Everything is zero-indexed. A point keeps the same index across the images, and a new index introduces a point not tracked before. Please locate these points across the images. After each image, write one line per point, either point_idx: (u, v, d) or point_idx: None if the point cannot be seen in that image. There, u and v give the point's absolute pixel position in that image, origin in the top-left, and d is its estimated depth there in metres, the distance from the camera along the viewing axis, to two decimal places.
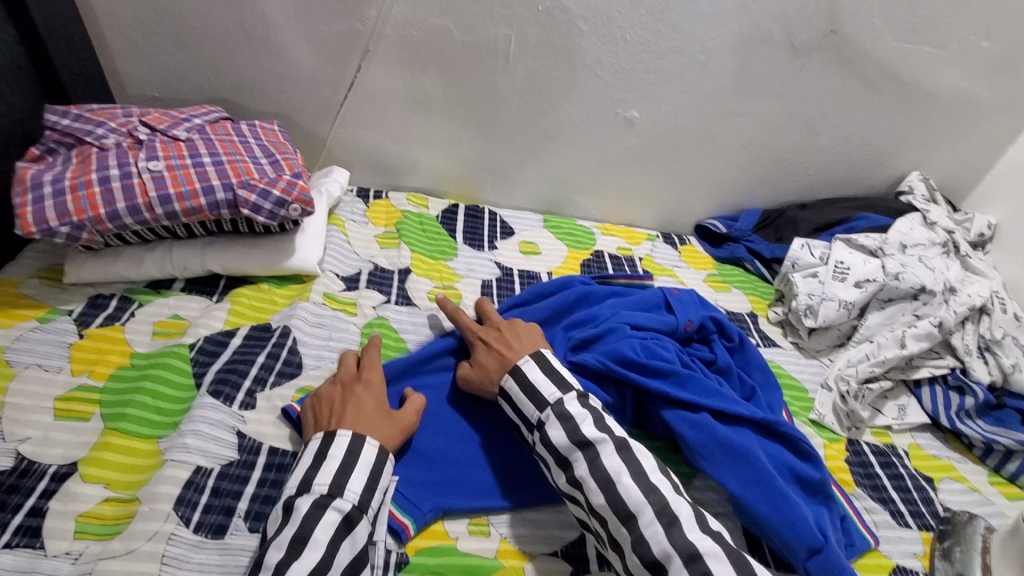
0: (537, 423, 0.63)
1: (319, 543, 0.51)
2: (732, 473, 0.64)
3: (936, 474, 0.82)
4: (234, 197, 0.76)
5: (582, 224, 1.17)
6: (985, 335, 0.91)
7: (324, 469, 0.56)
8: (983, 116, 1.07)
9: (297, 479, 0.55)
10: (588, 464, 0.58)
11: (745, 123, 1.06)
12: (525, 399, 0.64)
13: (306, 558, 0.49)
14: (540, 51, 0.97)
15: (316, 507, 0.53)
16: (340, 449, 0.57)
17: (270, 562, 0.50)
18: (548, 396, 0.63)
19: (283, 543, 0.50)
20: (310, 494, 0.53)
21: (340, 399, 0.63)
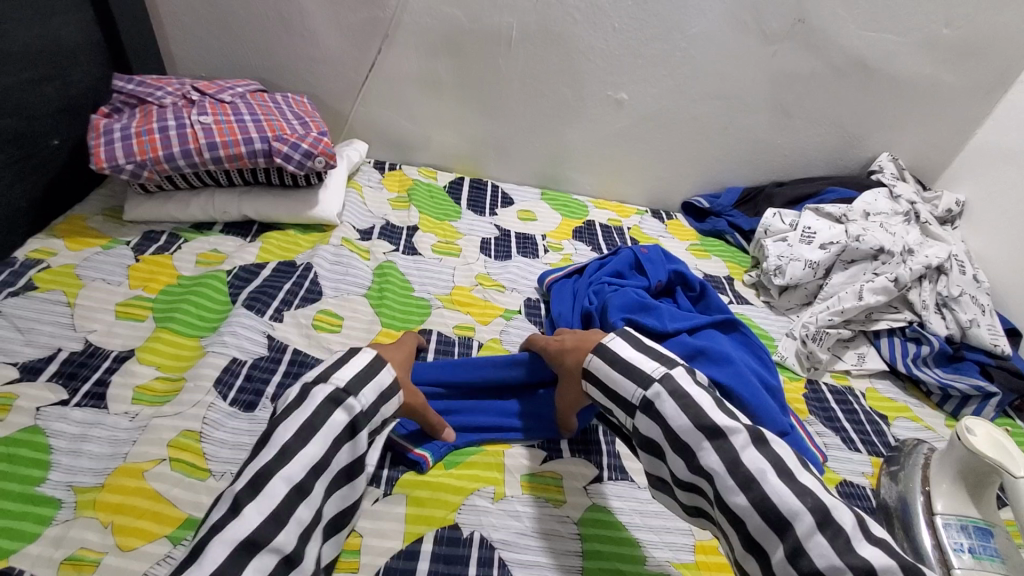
0: (641, 404, 0.59)
1: (323, 437, 0.52)
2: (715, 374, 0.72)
3: (891, 413, 0.89)
4: (269, 148, 0.88)
5: (577, 199, 1.29)
6: (942, 292, 0.98)
7: (346, 367, 0.57)
8: (947, 101, 1.16)
9: (317, 369, 0.56)
10: (719, 454, 0.53)
11: (725, 106, 1.17)
12: (624, 380, 0.60)
13: (311, 450, 0.51)
14: (538, 36, 1.10)
15: (328, 403, 0.53)
16: (364, 358, 0.58)
17: (277, 444, 0.51)
18: (653, 371, 0.59)
19: (292, 428, 0.51)
20: (328, 386, 0.55)
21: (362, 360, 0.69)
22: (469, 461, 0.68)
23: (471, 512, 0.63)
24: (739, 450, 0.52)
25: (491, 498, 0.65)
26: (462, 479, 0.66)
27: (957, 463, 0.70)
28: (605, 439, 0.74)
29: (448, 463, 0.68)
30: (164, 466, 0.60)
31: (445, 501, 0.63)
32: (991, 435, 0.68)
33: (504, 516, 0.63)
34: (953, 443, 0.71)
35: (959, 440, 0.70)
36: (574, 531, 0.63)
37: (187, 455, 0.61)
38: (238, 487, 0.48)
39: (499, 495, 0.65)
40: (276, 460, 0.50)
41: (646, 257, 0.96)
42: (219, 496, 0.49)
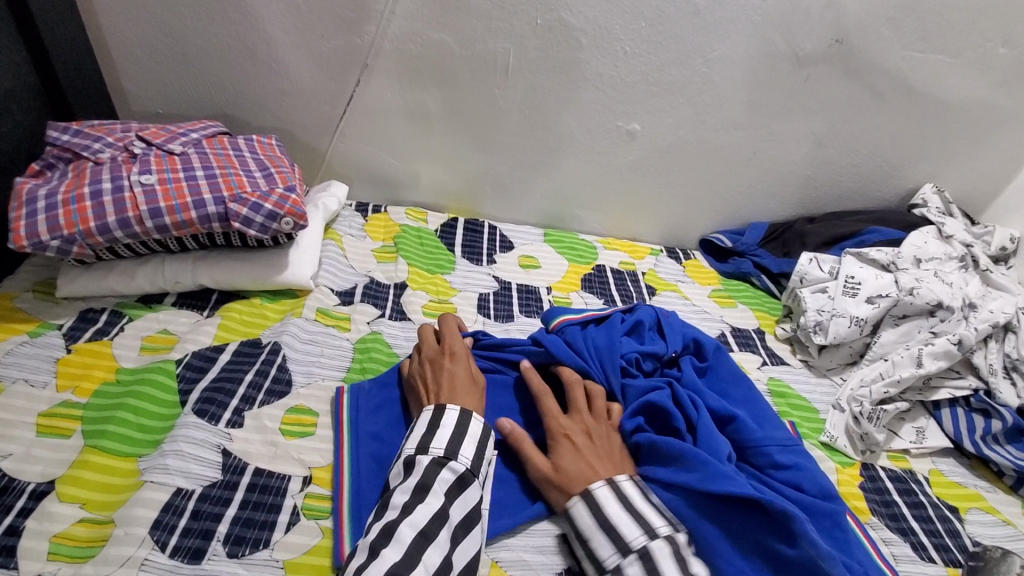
0: (640, 550, 0.55)
1: (437, 493, 0.56)
2: (733, 524, 0.59)
3: (961, 503, 0.76)
4: (225, 211, 0.75)
5: (583, 238, 1.16)
6: (1011, 355, 0.85)
7: (439, 435, 0.60)
8: (1000, 125, 1.03)
9: (415, 441, 0.60)
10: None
11: (750, 135, 1.04)
12: (627, 521, 0.57)
13: (429, 503, 0.55)
14: (540, 64, 0.96)
15: (434, 464, 0.57)
16: (476, 431, 0.62)
17: (397, 503, 0.55)
18: (632, 540, 0.55)
19: (407, 489, 0.55)
20: (430, 454, 0.58)
21: (431, 373, 0.69)
22: None
23: None
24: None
25: None
26: None
27: None
28: None
29: None
30: None
31: None
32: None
33: None
34: None
35: None
36: None
37: None
38: (372, 536, 0.52)
39: None
40: (400, 514, 0.54)
41: (668, 321, 0.83)
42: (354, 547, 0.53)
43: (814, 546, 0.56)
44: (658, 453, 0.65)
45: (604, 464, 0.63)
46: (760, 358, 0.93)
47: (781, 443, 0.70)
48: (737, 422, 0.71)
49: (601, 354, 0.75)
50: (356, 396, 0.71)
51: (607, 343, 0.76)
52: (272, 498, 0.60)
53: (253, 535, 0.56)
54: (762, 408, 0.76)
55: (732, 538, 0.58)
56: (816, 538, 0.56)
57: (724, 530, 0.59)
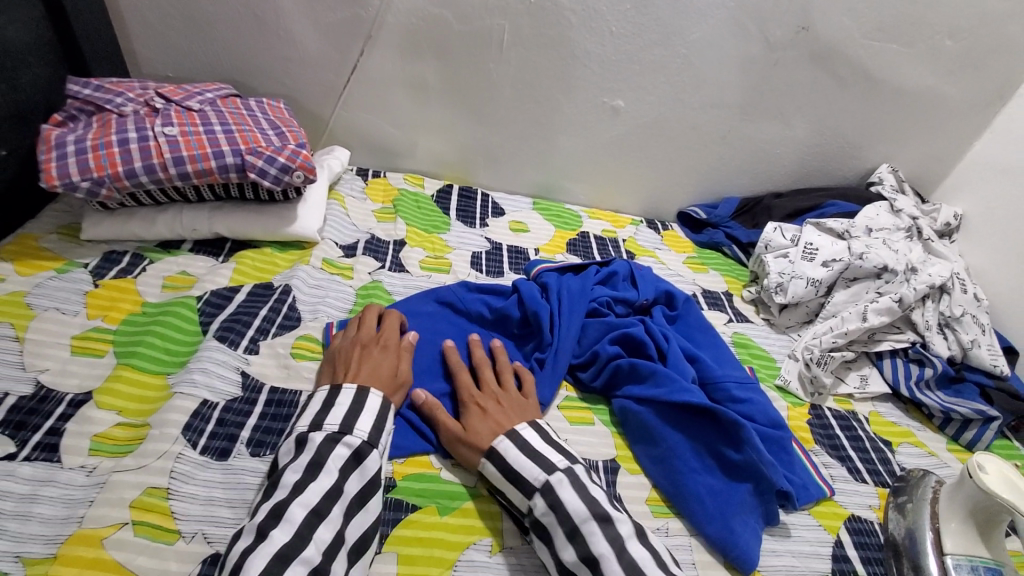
0: (544, 485, 0.59)
1: (330, 470, 0.56)
2: (693, 432, 0.71)
3: (895, 438, 0.87)
4: (242, 162, 0.82)
5: (569, 208, 1.24)
6: (945, 313, 0.97)
7: (335, 412, 0.60)
8: (949, 112, 1.13)
9: (308, 418, 0.60)
10: (608, 542, 0.54)
11: (724, 114, 1.13)
12: (553, 450, 0.62)
13: (321, 480, 0.55)
14: (532, 41, 1.04)
15: (328, 441, 0.57)
16: (374, 406, 0.62)
17: (287, 483, 0.54)
18: (534, 480, 0.59)
19: (299, 467, 0.55)
20: (323, 432, 0.58)
21: (355, 353, 0.69)
22: (463, 509, 0.64)
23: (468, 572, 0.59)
24: (624, 541, 0.54)
25: (488, 552, 0.61)
26: (456, 530, 0.62)
27: (965, 500, 0.69)
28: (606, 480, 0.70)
29: (442, 509, 0.63)
30: (125, 532, 0.54)
31: (439, 558, 0.59)
32: (1004, 475, 0.67)
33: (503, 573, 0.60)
34: (963, 479, 0.69)
35: (970, 477, 0.68)
36: None
37: (152, 518, 0.55)
38: (259, 518, 0.52)
39: (496, 547, 0.61)
40: (290, 494, 0.53)
41: (641, 273, 0.93)
42: (241, 530, 0.52)
43: (756, 451, 0.68)
44: (636, 374, 0.76)
45: (506, 416, 0.67)
46: (726, 316, 1.03)
47: (738, 380, 0.80)
48: (700, 359, 0.81)
49: (575, 301, 0.84)
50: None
51: (580, 290, 0.86)
52: (287, 411, 0.68)
53: (272, 439, 0.64)
54: (722, 351, 0.86)
55: (691, 442, 0.70)
56: (759, 446, 0.68)
57: (685, 436, 0.71)
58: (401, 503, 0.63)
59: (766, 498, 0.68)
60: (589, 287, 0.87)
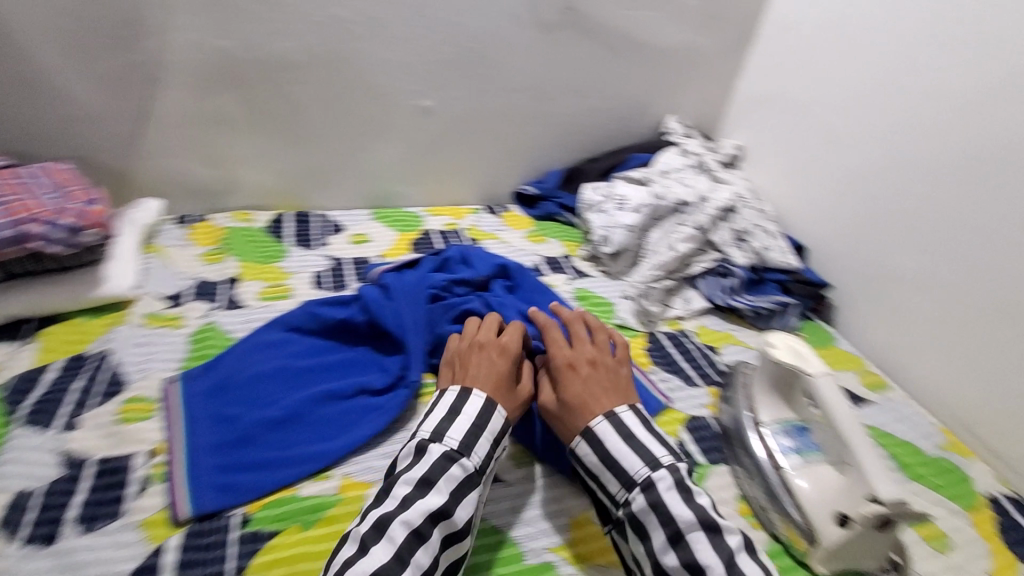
0: (643, 482, 0.61)
1: (441, 489, 0.59)
2: (539, 380, 0.78)
3: (719, 343, 1.01)
4: (21, 232, 0.77)
5: (409, 211, 1.29)
6: (737, 228, 1.12)
7: (456, 424, 0.64)
8: (710, 61, 1.32)
9: (431, 426, 0.64)
10: (716, 552, 0.57)
11: (526, 97, 1.22)
12: (630, 455, 0.63)
13: (429, 498, 0.58)
14: (326, 58, 1.06)
15: (444, 458, 0.61)
16: (494, 428, 0.65)
17: (398, 495, 0.58)
18: (636, 474, 0.62)
19: (410, 481, 0.59)
20: (441, 445, 0.62)
21: (472, 356, 0.74)
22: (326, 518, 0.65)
23: None
24: (734, 557, 0.57)
25: None
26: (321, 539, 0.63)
27: (769, 376, 0.82)
28: None
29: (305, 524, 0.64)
30: None
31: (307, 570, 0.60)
32: (790, 346, 0.78)
33: None
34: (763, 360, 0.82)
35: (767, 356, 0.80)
36: None
37: None
38: (363, 529, 0.56)
39: None
40: (397, 508, 0.57)
41: (473, 253, 0.98)
42: (343, 538, 0.57)
43: None
44: None
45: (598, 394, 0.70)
46: (567, 275, 1.12)
47: None
48: (539, 317, 0.88)
49: (414, 295, 0.87)
50: (187, 386, 0.75)
51: (417, 282, 0.89)
52: (122, 476, 0.64)
53: (108, 508, 0.61)
54: (558, 306, 0.94)
55: (537, 390, 0.77)
56: None
57: (532, 386, 0.78)
58: (259, 532, 0.63)
59: None
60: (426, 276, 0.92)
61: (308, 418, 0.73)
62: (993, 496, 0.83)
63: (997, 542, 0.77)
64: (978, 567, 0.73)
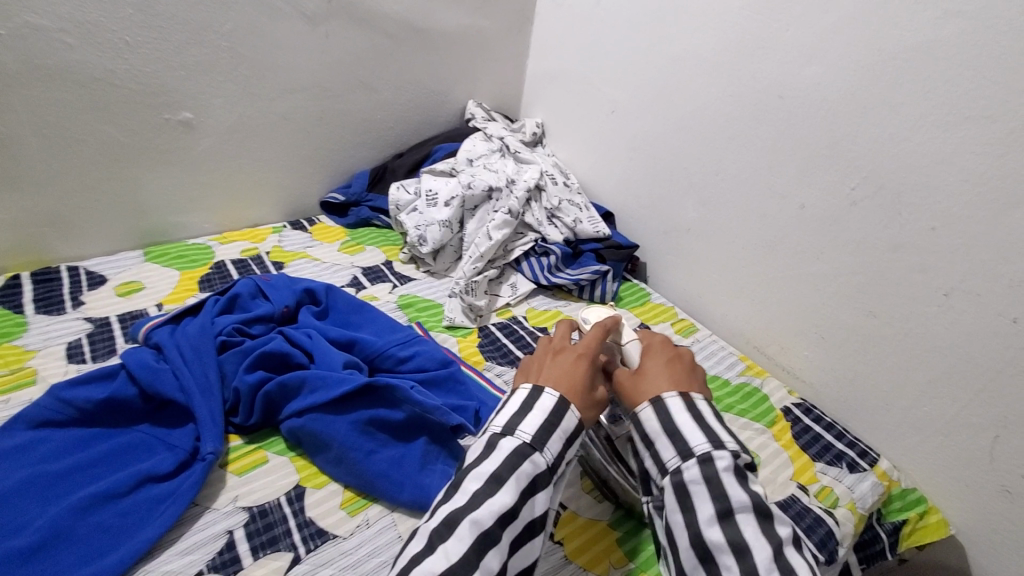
0: (700, 454, 0.55)
1: (510, 487, 0.53)
2: (360, 414, 0.70)
3: (548, 322, 1.02)
4: None
5: (193, 242, 1.10)
6: (548, 206, 1.15)
7: (529, 419, 0.58)
8: (497, 42, 1.31)
9: (504, 420, 0.58)
10: (740, 539, 0.51)
11: (308, 96, 1.11)
12: (694, 429, 0.57)
13: (499, 497, 0.52)
14: (21, 74, 0.84)
15: (516, 454, 0.55)
16: (567, 426, 0.58)
17: (468, 490, 0.53)
18: (727, 438, 0.57)
19: (481, 475, 0.54)
20: (514, 440, 0.56)
21: (547, 358, 0.66)
22: None
23: None
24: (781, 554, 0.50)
25: None
26: None
27: None
28: (293, 510, 0.65)
29: None
30: None
31: None
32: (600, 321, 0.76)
33: None
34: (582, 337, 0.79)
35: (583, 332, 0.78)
36: None
37: None
38: (433, 525, 0.51)
39: None
40: (466, 506, 0.52)
41: (270, 283, 0.87)
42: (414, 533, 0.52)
43: (417, 403, 0.71)
44: (288, 390, 0.72)
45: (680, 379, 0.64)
46: (391, 283, 1.05)
47: (397, 342, 0.84)
48: (357, 341, 0.82)
49: (198, 347, 0.74)
50: None
51: (202, 331, 0.76)
52: None
53: None
54: (378, 321, 0.88)
55: (359, 426, 0.69)
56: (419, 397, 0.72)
57: (352, 422, 0.70)
58: None
59: (444, 438, 0.72)
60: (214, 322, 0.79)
61: (73, 533, 0.58)
62: (786, 408, 0.95)
63: (794, 447, 0.88)
64: (783, 475, 0.83)
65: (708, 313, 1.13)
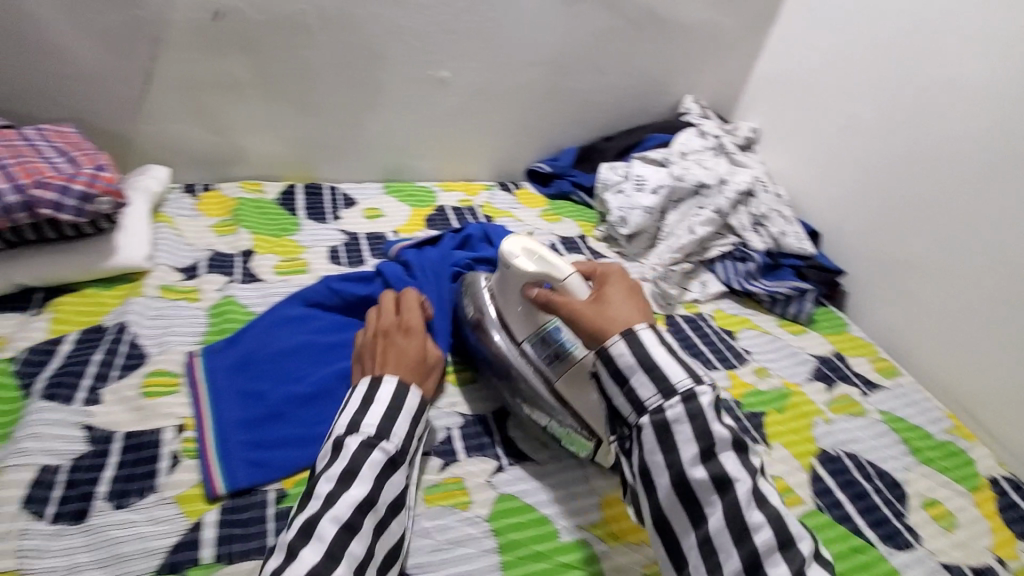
0: (684, 392, 0.57)
1: (364, 479, 0.57)
2: None
3: (736, 327, 1.02)
4: (29, 199, 0.73)
5: (421, 185, 1.25)
6: (755, 213, 1.13)
7: (371, 414, 0.62)
8: (729, 40, 1.30)
9: (347, 420, 0.61)
10: (741, 466, 0.56)
11: (545, 71, 1.19)
12: (672, 364, 0.58)
13: (352, 492, 0.56)
14: (339, 22, 1.01)
15: (363, 446, 0.59)
16: (411, 406, 0.64)
17: (321, 494, 0.56)
18: (677, 382, 0.58)
19: (333, 477, 0.57)
20: (359, 436, 0.60)
21: (381, 346, 0.69)
22: None
23: None
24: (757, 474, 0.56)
25: None
26: None
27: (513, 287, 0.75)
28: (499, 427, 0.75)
29: None
30: None
31: None
32: (528, 250, 0.73)
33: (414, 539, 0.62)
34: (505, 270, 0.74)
35: (508, 266, 0.73)
36: (487, 530, 0.64)
37: None
38: (290, 535, 0.53)
39: None
40: (323, 507, 0.55)
41: (494, 231, 0.96)
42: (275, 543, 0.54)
43: None
44: None
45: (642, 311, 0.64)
46: (584, 256, 1.11)
47: None
48: None
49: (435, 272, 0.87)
50: (211, 360, 0.73)
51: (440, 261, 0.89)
52: (150, 452, 0.63)
53: (137, 485, 0.60)
54: None
55: None
56: None
57: None
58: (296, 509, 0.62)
59: None
60: (447, 256, 0.91)
61: (338, 395, 0.72)
62: (993, 478, 0.88)
63: (997, 520, 0.83)
64: (980, 543, 0.79)
65: (913, 360, 1.04)
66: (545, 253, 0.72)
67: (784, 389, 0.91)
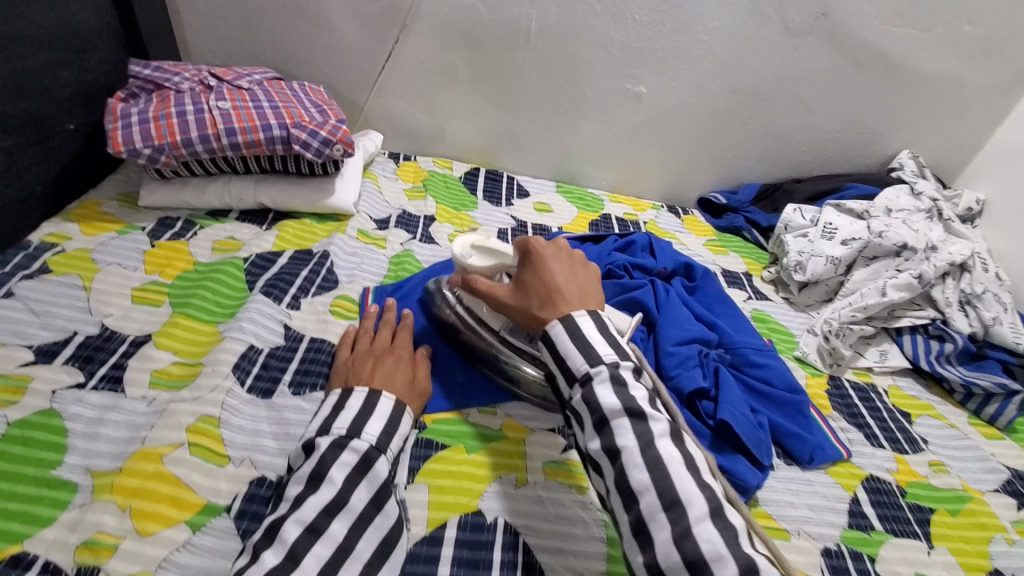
0: (583, 376, 0.53)
1: (333, 480, 0.53)
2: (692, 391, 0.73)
3: (913, 410, 0.88)
4: (287, 135, 0.89)
5: (592, 193, 1.27)
6: (965, 290, 0.98)
7: (372, 422, 0.58)
8: (970, 97, 1.15)
9: (317, 425, 0.58)
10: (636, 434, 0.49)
11: (745, 101, 1.16)
12: (574, 350, 0.55)
13: (321, 493, 0.52)
14: (557, 28, 1.08)
15: (334, 447, 0.55)
16: (386, 409, 0.60)
17: (290, 496, 0.52)
18: (603, 353, 0.54)
19: (301, 479, 0.53)
20: (329, 437, 0.56)
21: (369, 362, 0.67)
22: (488, 448, 0.68)
23: (494, 500, 0.63)
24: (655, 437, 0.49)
25: (514, 485, 0.65)
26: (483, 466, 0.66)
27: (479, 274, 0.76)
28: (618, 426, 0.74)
29: (469, 448, 0.67)
30: (182, 451, 0.58)
31: (467, 488, 0.63)
32: (484, 246, 0.78)
33: (527, 503, 0.63)
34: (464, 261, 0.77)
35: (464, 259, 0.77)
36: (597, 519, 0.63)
37: (206, 440, 0.60)
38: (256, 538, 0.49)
39: (521, 481, 0.65)
40: (290, 509, 0.51)
41: (659, 244, 0.96)
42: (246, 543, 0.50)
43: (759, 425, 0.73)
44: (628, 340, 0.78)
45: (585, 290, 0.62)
46: (746, 293, 1.05)
47: (755, 347, 0.82)
48: (718, 326, 0.84)
49: None
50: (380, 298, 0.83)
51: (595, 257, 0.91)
52: (325, 357, 0.73)
53: (312, 381, 0.69)
54: (738, 318, 0.88)
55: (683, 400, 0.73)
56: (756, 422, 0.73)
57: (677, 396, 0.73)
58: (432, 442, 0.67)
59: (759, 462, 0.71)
60: (607, 255, 0.92)
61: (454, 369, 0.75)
62: None
63: None
64: None
65: None
66: (491, 245, 0.78)
67: (960, 491, 0.77)
